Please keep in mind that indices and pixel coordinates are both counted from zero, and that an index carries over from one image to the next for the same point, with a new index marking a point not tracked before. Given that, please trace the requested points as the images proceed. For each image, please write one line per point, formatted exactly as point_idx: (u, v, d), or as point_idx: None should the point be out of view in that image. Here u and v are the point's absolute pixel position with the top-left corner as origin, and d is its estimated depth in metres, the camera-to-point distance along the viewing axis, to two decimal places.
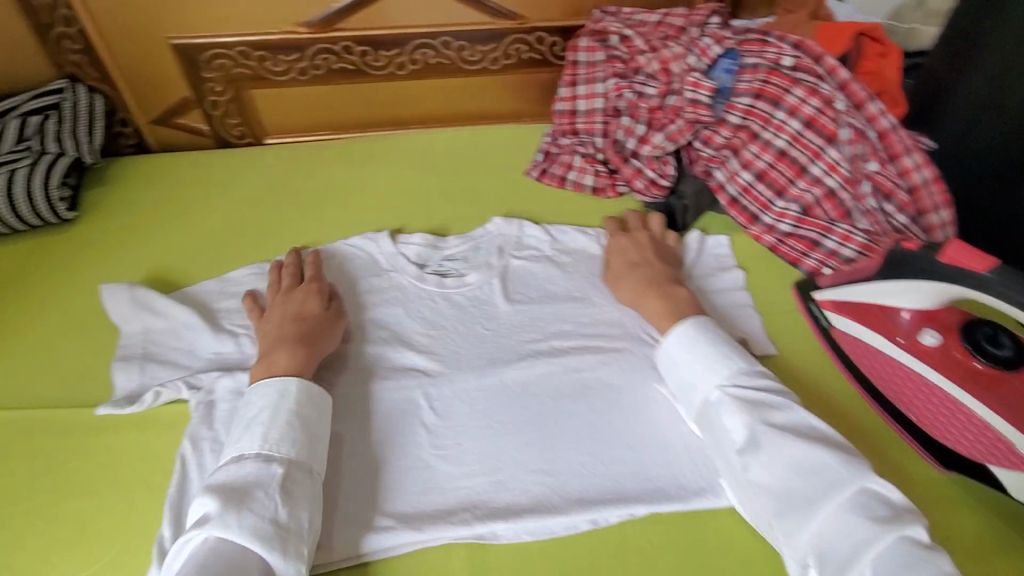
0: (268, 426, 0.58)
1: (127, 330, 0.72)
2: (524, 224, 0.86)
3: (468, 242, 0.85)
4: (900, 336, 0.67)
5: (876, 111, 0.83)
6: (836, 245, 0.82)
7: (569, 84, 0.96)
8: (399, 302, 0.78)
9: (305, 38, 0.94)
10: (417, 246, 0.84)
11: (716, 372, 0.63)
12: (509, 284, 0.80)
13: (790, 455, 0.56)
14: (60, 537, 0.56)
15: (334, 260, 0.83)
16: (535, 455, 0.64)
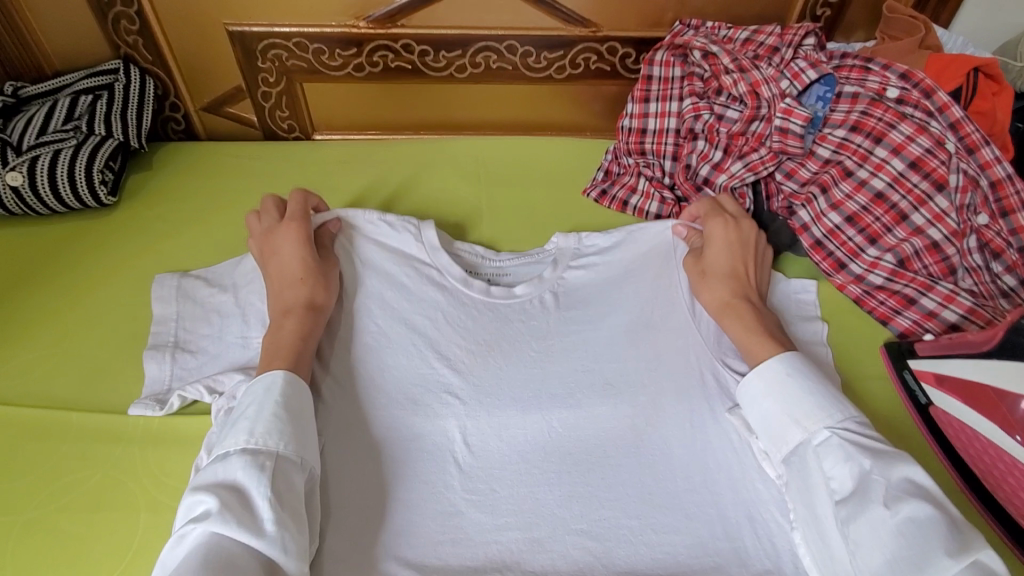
0: (254, 420, 0.54)
1: (158, 317, 0.68)
2: (586, 231, 0.75)
3: (524, 257, 0.76)
4: (1019, 433, 0.55)
5: (990, 158, 0.72)
6: (934, 305, 0.72)
7: (641, 100, 0.89)
8: (437, 309, 0.70)
9: (364, 33, 0.89)
10: (466, 251, 0.76)
11: (820, 414, 0.57)
12: (562, 301, 0.72)
13: (901, 517, 0.49)
14: (60, 555, 0.52)
15: (366, 245, 0.72)
16: (578, 512, 0.59)
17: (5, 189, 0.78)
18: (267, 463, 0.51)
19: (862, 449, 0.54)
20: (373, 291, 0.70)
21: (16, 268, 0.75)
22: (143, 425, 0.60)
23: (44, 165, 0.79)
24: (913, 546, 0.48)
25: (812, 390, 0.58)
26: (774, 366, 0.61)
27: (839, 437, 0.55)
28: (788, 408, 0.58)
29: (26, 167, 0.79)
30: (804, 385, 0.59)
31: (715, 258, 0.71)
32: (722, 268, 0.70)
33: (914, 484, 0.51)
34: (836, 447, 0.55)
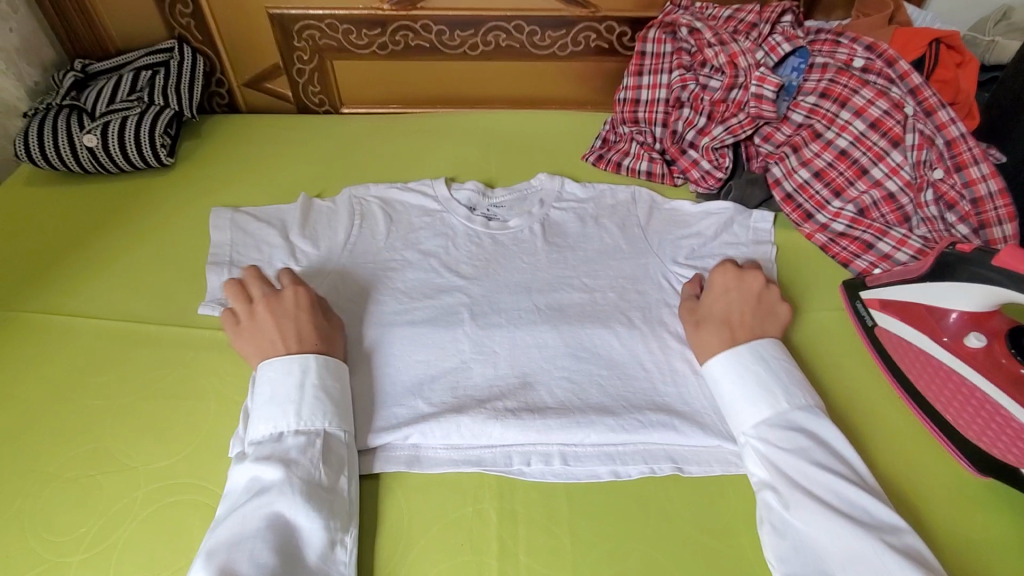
0: (299, 401, 0.59)
1: (217, 240, 0.80)
2: (566, 180, 0.90)
3: (514, 193, 0.90)
4: (945, 337, 0.68)
5: (946, 119, 0.81)
6: (890, 248, 0.82)
7: (635, 73, 0.99)
8: (447, 236, 0.83)
9: (387, 14, 1.00)
10: (469, 192, 0.89)
11: (739, 415, 0.61)
12: (548, 232, 0.84)
13: (817, 519, 0.52)
14: (135, 427, 0.63)
15: (392, 190, 0.88)
16: (563, 394, 0.66)
17: (83, 150, 0.91)
18: (319, 442, 0.57)
19: (772, 452, 0.58)
20: (398, 227, 0.84)
21: (92, 216, 0.88)
22: (206, 336, 0.72)
23: (113, 129, 0.91)
24: (816, 531, 0.52)
25: (738, 390, 0.62)
26: (731, 362, 0.64)
27: (755, 441, 0.59)
28: (727, 406, 0.63)
29: (98, 131, 0.91)
30: (738, 384, 0.62)
31: (713, 306, 0.70)
32: (718, 315, 0.69)
33: (839, 493, 0.54)
34: (749, 451, 0.59)
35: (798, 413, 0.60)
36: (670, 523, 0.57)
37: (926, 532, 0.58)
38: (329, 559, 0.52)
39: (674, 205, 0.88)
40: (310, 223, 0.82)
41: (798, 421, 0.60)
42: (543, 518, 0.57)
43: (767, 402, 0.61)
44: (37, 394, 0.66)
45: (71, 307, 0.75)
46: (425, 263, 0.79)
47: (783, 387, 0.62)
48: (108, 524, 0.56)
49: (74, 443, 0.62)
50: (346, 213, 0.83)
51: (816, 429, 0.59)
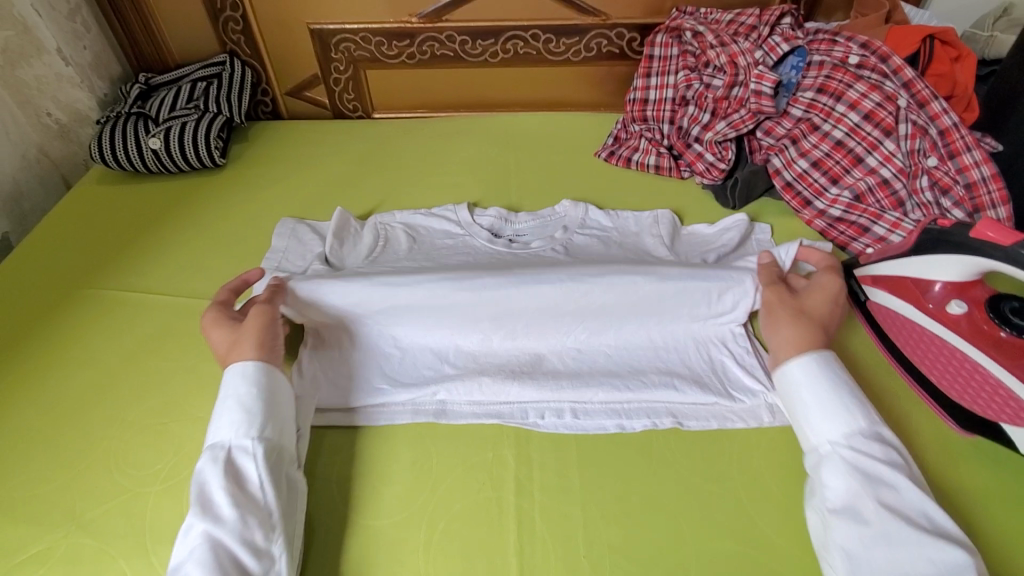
0: (218, 418, 0.59)
1: (276, 245, 0.88)
2: (589, 207, 0.91)
3: (537, 218, 0.92)
4: (929, 304, 0.71)
5: (939, 109, 0.86)
6: (885, 231, 0.87)
7: (644, 76, 1.07)
8: (469, 255, 0.85)
9: (415, 26, 1.10)
10: (491, 218, 0.92)
11: (830, 424, 0.59)
12: (570, 253, 0.85)
13: (905, 539, 0.51)
14: (200, 385, 0.72)
15: (421, 224, 0.91)
16: (575, 358, 0.74)
17: (148, 151, 1.02)
18: (224, 457, 0.56)
19: (862, 462, 0.55)
20: (421, 247, 0.87)
21: (155, 210, 0.99)
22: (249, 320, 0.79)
23: (173, 132, 1.03)
24: (905, 551, 0.50)
25: (821, 400, 0.60)
26: (815, 369, 0.62)
27: (844, 452, 0.57)
28: (803, 413, 0.61)
29: (162, 135, 1.02)
30: (821, 392, 0.60)
31: (813, 301, 0.69)
32: (821, 308, 0.68)
33: (926, 515, 0.52)
34: (833, 460, 0.57)
35: (881, 428, 0.58)
36: (670, 469, 0.63)
37: None
38: (259, 568, 0.52)
39: (688, 229, 0.90)
40: (348, 249, 0.86)
41: (887, 435, 0.58)
42: (555, 464, 0.64)
43: (856, 414, 0.59)
44: (115, 357, 0.75)
45: (141, 286, 0.85)
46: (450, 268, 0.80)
47: (867, 402, 0.60)
48: (179, 463, 0.65)
49: (147, 397, 0.71)
50: (371, 236, 0.87)
51: (896, 445, 0.58)
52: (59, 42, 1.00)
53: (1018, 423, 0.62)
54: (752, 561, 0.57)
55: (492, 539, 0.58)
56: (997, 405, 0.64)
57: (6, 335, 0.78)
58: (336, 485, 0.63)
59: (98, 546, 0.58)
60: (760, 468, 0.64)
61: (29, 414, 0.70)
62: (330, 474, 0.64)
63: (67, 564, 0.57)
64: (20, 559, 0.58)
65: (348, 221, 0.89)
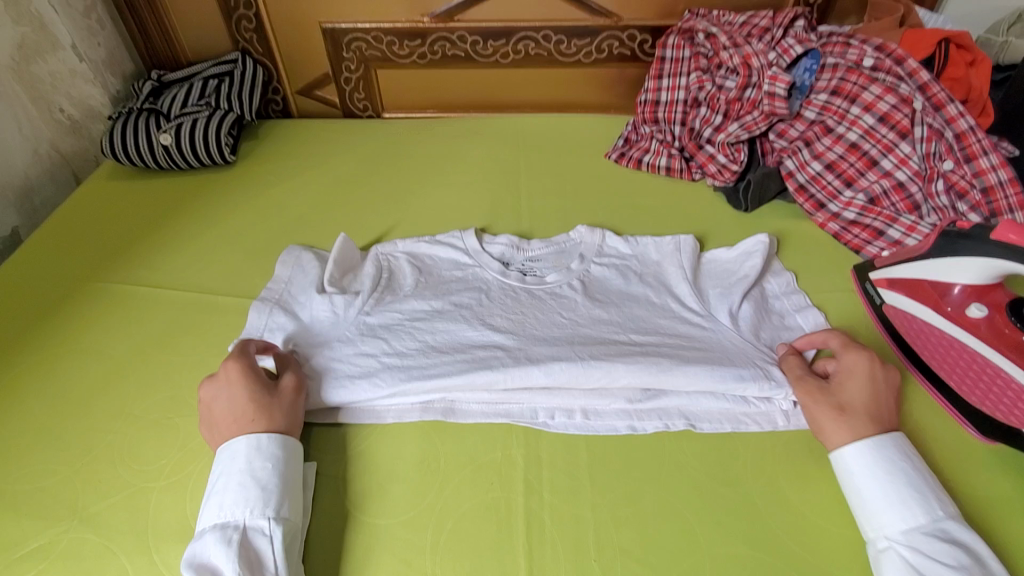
0: (223, 492, 0.56)
1: (277, 275, 0.81)
2: (607, 234, 0.87)
3: (553, 246, 0.87)
4: (947, 307, 0.69)
5: (955, 113, 0.85)
6: (900, 235, 0.85)
7: (655, 77, 1.07)
8: (481, 297, 0.78)
9: (427, 26, 1.11)
10: (502, 246, 0.87)
11: (889, 517, 0.55)
12: (588, 288, 0.80)
13: None
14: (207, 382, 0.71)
15: (425, 248, 0.86)
16: None
17: (159, 147, 1.02)
18: (235, 537, 0.53)
19: (926, 563, 0.51)
20: (428, 279, 0.81)
21: (165, 206, 0.99)
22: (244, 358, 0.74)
23: (185, 128, 1.03)
24: None
25: (883, 489, 0.56)
26: (868, 459, 0.58)
27: (903, 548, 0.53)
28: (858, 500, 0.57)
29: (173, 131, 1.02)
30: (876, 484, 0.56)
31: (859, 389, 0.62)
32: (868, 395, 0.62)
33: None
34: (893, 558, 0.53)
35: (950, 524, 0.54)
36: (681, 472, 0.62)
37: None
38: None
39: (709, 254, 0.84)
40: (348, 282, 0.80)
41: (955, 534, 0.53)
42: (565, 464, 0.63)
43: (923, 508, 0.54)
44: (122, 352, 0.75)
45: (149, 281, 0.85)
46: (462, 323, 0.74)
47: (935, 492, 0.56)
48: (183, 458, 0.64)
49: (153, 392, 0.70)
50: (374, 267, 0.82)
51: (970, 546, 0.53)
52: (74, 38, 1.00)
53: None
54: (766, 567, 0.55)
55: (501, 539, 0.57)
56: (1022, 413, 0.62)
57: (14, 329, 0.78)
58: (343, 483, 0.62)
59: (100, 542, 0.58)
60: (773, 471, 0.62)
61: (33, 407, 0.69)
62: (337, 471, 0.63)
63: (70, 559, 0.57)
64: (20, 554, 0.57)
65: (352, 254, 0.84)
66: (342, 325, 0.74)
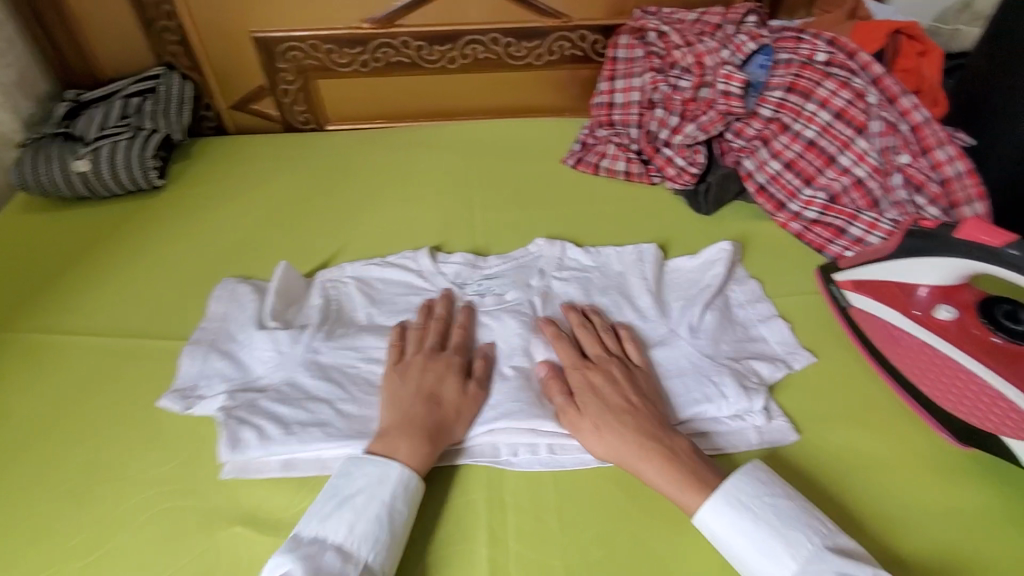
0: (359, 514, 0.53)
1: (212, 312, 0.74)
2: (566, 245, 0.83)
3: (510, 261, 0.82)
4: (915, 310, 0.67)
5: (909, 105, 0.85)
6: (862, 233, 0.83)
7: (609, 78, 1.03)
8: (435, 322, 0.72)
9: (367, 32, 1.05)
10: (457, 265, 0.81)
11: None
12: (550, 306, 0.75)
13: None
14: (132, 441, 0.64)
15: (373, 271, 0.80)
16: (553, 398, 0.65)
17: (75, 175, 0.93)
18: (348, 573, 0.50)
19: None
20: (379, 305, 0.75)
21: (86, 240, 0.90)
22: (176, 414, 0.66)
23: (103, 153, 0.94)
24: None
25: (740, 555, 0.52)
26: (708, 520, 0.54)
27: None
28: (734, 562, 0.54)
29: (90, 156, 0.94)
30: (731, 549, 0.53)
31: (589, 403, 0.61)
32: (605, 408, 0.60)
33: None
34: None
35: (813, 567, 0.50)
36: (653, 507, 0.58)
37: (908, 514, 0.57)
38: None
39: (671, 263, 0.81)
40: (292, 313, 0.74)
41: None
42: (531, 507, 0.59)
43: (777, 567, 0.50)
44: (35, 412, 0.67)
45: (66, 327, 0.77)
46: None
47: (781, 535, 0.51)
48: (104, 532, 0.57)
49: (69, 456, 0.63)
50: (320, 296, 0.75)
51: None
52: None
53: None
54: None
55: None
56: (1007, 423, 0.59)
57: None
58: None
59: None
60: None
61: None
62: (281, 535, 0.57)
63: None
64: None
65: (296, 282, 0.77)
66: (287, 365, 0.67)
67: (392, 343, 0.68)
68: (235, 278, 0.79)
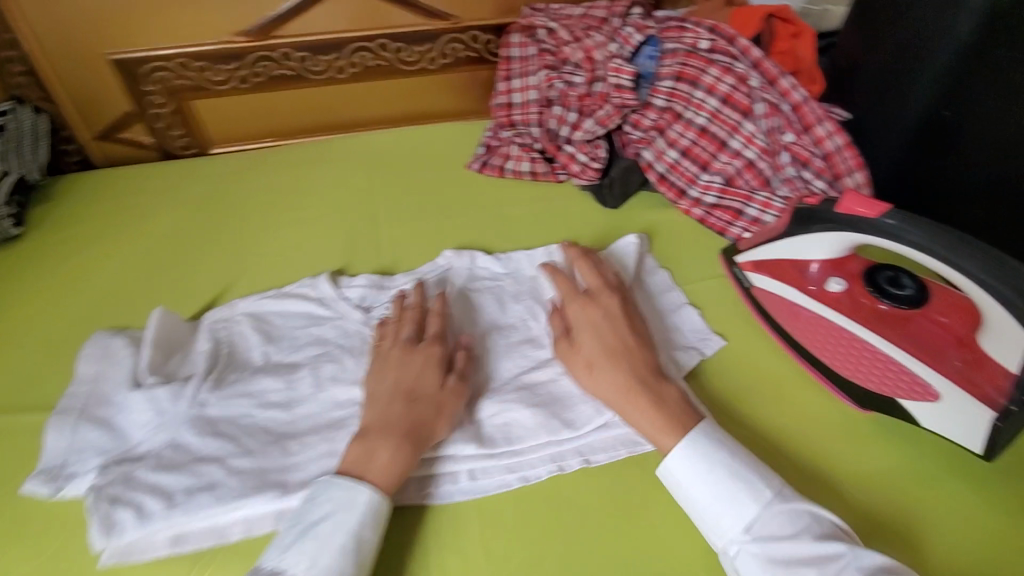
0: (320, 537, 0.51)
1: (81, 374, 0.66)
2: (475, 254, 0.81)
3: (418, 277, 0.79)
4: (810, 286, 0.70)
5: (788, 86, 0.88)
6: (757, 213, 0.87)
7: (505, 79, 1.02)
8: (337, 356, 0.67)
9: (242, 46, 0.97)
10: (361, 288, 0.76)
11: (726, 520, 0.53)
12: (462, 321, 0.72)
13: None
14: None
15: (270, 303, 0.74)
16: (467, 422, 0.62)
17: None
18: None
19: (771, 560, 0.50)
20: (275, 342, 0.70)
21: None
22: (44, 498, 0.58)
23: None
24: None
25: (711, 495, 0.54)
26: (687, 455, 0.55)
27: (752, 545, 0.51)
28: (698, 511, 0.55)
29: None
30: (703, 489, 0.54)
31: (589, 343, 0.63)
32: (600, 348, 0.62)
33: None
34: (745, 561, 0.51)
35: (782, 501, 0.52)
36: (579, 520, 0.57)
37: (817, 484, 0.59)
38: None
39: None
40: (178, 363, 0.67)
41: (790, 511, 0.52)
42: (455, 540, 0.56)
43: (748, 503, 0.52)
44: None
45: None
46: (317, 395, 0.64)
47: (750, 475, 0.54)
48: None
49: None
50: (207, 341, 0.69)
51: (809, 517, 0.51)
52: None
53: (932, 399, 0.60)
54: None
55: None
56: (902, 385, 0.62)
57: None
58: None
59: None
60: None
61: None
62: None
63: None
64: None
65: (177, 327, 0.70)
66: (168, 425, 0.61)
67: (401, 336, 0.65)
68: (109, 332, 0.71)
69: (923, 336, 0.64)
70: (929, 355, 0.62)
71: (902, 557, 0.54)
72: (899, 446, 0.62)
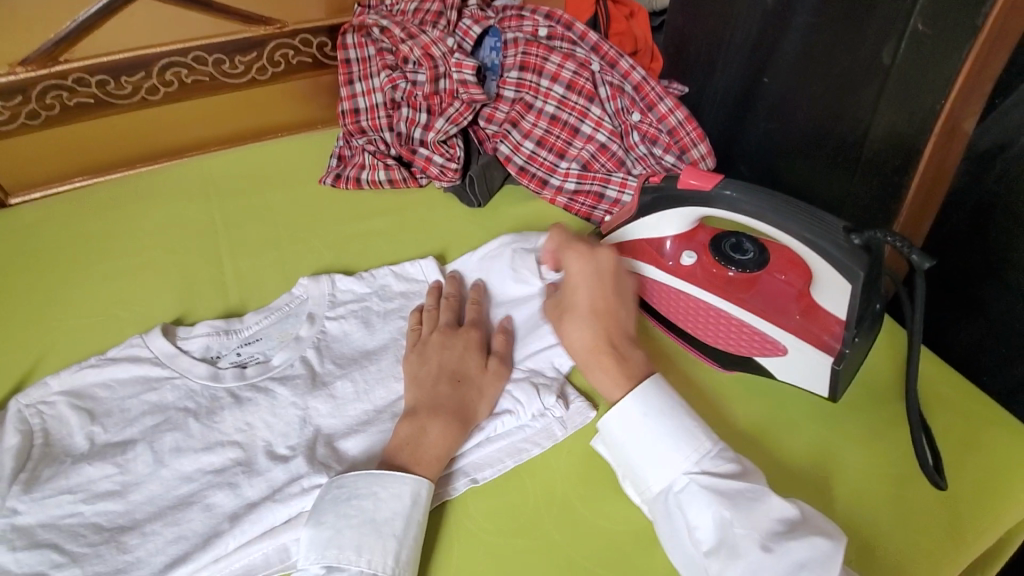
0: (385, 527, 0.51)
1: None
2: (335, 277, 0.74)
3: (272, 313, 0.71)
4: (668, 262, 0.72)
5: (627, 67, 0.90)
6: (616, 194, 0.87)
7: (346, 82, 0.95)
8: (180, 423, 0.59)
9: (23, 77, 0.84)
10: (203, 338, 0.68)
11: (674, 453, 0.54)
12: (325, 356, 0.66)
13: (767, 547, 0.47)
14: None
15: (90, 376, 0.63)
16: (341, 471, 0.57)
17: None
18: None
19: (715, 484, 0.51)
20: (104, 420, 0.60)
21: None
22: None
23: None
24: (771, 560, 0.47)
25: (662, 429, 0.55)
26: (649, 392, 0.57)
27: (701, 474, 0.52)
28: (641, 458, 0.55)
29: None
30: (653, 423, 0.55)
31: (578, 295, 0.64)
32: (589, 304, 0.63)
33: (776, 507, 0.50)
34: (688, 491, 0.52)
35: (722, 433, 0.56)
36: (473, 547, 0.55)
37: None
38: None
39: (453, 268, 0.76)
40: None
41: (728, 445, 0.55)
42: None
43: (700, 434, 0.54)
44: None
45: None
46: (159, 473, 0.56)
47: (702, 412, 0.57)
48: None
49: None
50: (14, 435, 0.58)
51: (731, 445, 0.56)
52: None
53: (780, 351, 0.65)
54: None
55: None
56: (754, 343, 0.66)
57: None
58: None
59: None
60: (556, 479, 0.59)
61: None
62: None
63: None
64: None
65: None
66: None
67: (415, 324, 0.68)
68: None
69: (768, 294, 0.68)
70: (775, 313, 0.66)
71: (794, 491, 0.59)
72: (778, 396, 0.67)
